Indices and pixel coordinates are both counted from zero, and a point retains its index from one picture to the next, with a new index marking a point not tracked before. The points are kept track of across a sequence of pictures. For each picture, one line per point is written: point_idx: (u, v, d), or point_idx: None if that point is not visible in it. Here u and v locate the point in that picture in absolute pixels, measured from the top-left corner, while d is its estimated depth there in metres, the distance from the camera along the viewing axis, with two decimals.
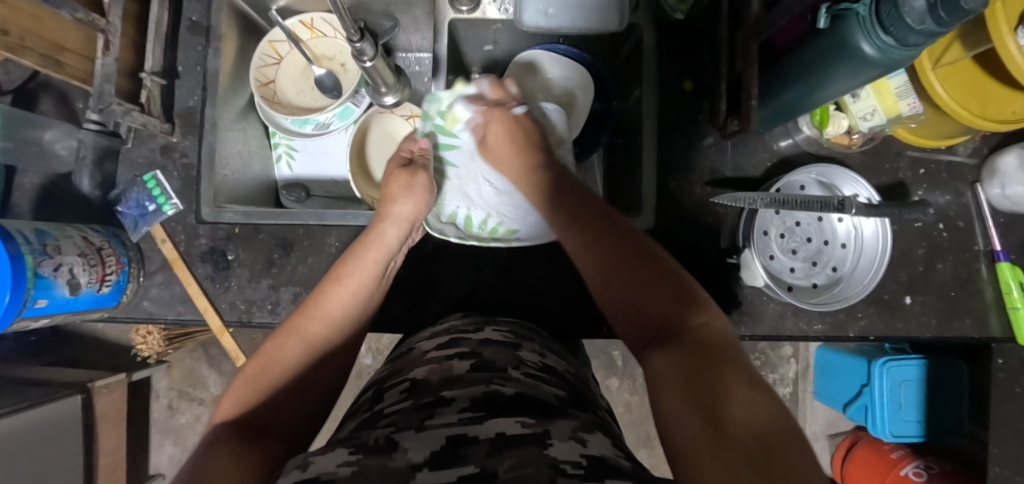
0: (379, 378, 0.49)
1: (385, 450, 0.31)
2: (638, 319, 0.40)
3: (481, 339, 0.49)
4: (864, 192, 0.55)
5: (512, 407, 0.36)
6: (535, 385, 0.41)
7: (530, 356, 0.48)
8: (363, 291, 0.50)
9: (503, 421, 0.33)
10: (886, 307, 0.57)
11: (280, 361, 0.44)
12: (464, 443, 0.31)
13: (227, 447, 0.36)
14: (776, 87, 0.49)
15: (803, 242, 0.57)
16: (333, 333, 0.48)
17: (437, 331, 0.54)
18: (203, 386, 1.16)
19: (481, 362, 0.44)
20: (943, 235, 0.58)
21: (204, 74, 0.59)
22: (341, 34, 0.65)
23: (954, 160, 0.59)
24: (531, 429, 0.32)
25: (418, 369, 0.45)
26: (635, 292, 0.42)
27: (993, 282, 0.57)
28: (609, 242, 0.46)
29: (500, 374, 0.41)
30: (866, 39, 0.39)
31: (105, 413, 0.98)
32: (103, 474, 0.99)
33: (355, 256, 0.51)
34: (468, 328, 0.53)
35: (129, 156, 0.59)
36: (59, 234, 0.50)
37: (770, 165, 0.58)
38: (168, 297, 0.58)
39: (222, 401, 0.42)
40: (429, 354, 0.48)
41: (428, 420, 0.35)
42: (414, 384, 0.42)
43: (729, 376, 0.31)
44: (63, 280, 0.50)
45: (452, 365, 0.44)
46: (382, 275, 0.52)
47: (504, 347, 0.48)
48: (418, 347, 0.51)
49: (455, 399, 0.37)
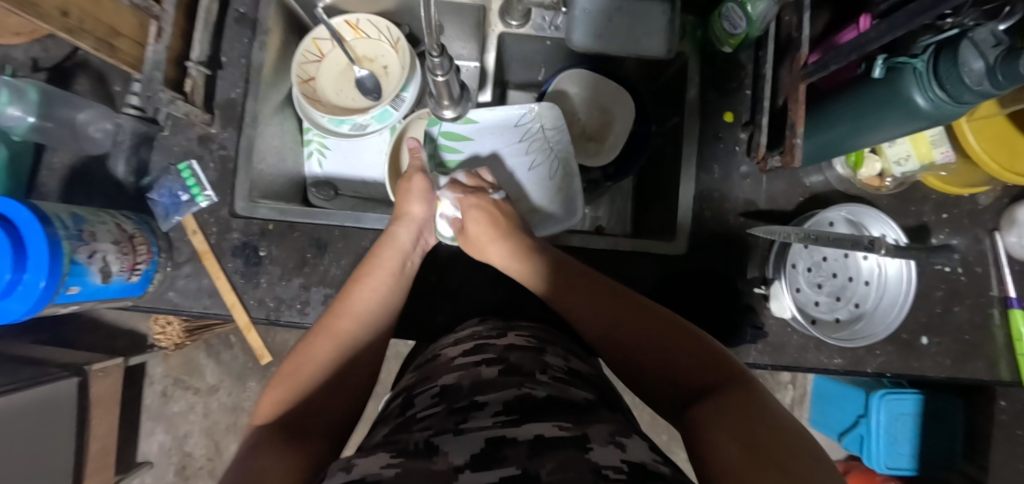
0: (408, 384, 0.46)
1: (425, 454, 0.29)
2: (656, 381, 0.39)
3: (507, 344, 0.46)
4: (892, 234, 0.57)
5: (550, 410, 0.34)
6: (565, 389, 0.39)
7: (556, 361, 0.45)
8: (383, 287, 0.50)
9: (540, 423, 0.31)
10: (903, 345, 0.59)
11: (312, 358, 0.44)
12: (503, 445, 0.29)
13: (269, 446, 0.35)
14: (824, 124, 0.50)
15: (828, 277, 0.59)
16: (362, 330, 0.47)
17: (460, 337, 0.52)
18: (200, 375, 1.15)
19: (512, 367, 0.41)
20: (962, 279, 0.60)
21: (248, 67, 0.58)
22: (385, 38, 0.64)
23: (975, 207, 0.61)
24: (569, 433, 0.30)
25: (447, 375, 0.42)
26: (648, 344, 0.40)
27: (1005, 327, 0.59)
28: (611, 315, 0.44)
29: (532, 379, 0.39)
30: (919, 91, 0.41)
31: (100, 397, 0.96)
32: (93, 459, 0.97)
33: (371, 258, 0.51)
34: (492, 333, 0.51)
35: (165, 143, 0.58)
36: (94, 220, 0.49)
37: (802, 200, 0.60)
38: (194, 289, 0.57)
39: (262, 402, 0.41)
40: (457, 359, 0.45)
41: (464, 424, 0.33)
42: (445, 389, 0.39)
43: (768, 422, 0.30)
44: (96, 267, 0.49)
45: (482, 371, 0.41)
46: (402, 273, 0.52)
47: (529, 352, 0.45)
48: (444, 353, 0.49)
49: (489, 403, 0.35)
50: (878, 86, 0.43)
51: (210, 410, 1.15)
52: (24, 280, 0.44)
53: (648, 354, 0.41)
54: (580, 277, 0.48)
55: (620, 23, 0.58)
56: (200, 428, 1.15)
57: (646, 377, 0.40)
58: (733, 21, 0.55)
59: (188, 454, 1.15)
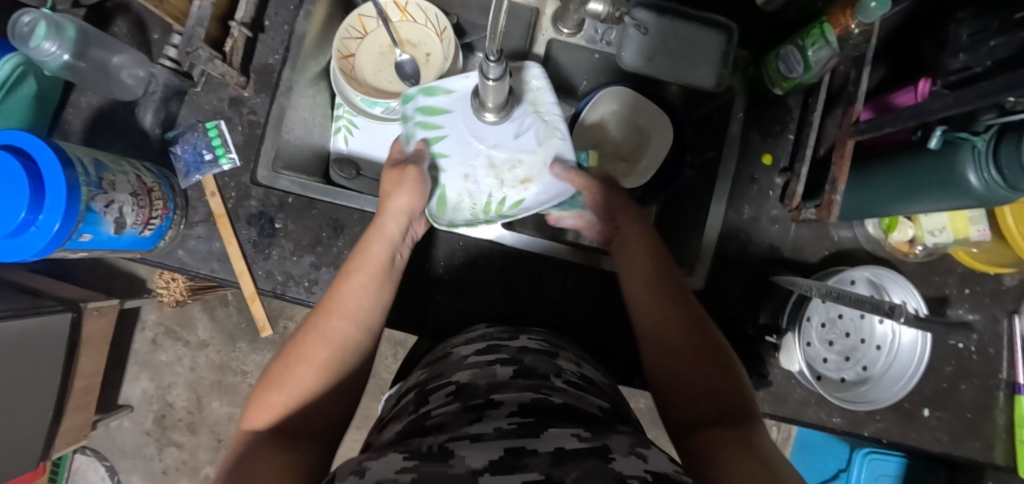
0: (419, 381, 0.43)
1: (441, 457, 0.30)
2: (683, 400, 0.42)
3: (521, 347, 0.45)
4: (912, 301, 0.56)
5: (563, 416, 0.34)
6: (581, 396, 0.38)
7: (569, 366, 0.44)
8: (374, 284, 0.46)
9: (559, 432, 0.31)
10: (904, 414, 0.58)
11: (302, 361, 0.41)
12: (523, 454, 0.29)
13: (271, 456, 0.35)
14: (870, 182, 0.48)
15: (841, 336, 0.58)
16: (355, 332, 0.44)
17: (471, 337, 0.49)
18: (192, 328, 1.15)
19: (526, 369, 0.40)
20: (973, 357, 0.59)
21: (290, 34, 0.57)
22: (431, 24, 0.63)
23: (999, 287, 0.60)
24: (589, 443, 0.30)
25: (460, 373, 0.41)
26: (689, 368, 0.43)
27: (1008, 412, 0.59)
28: (650, 311, 0.47)
29: (548, 384, 0.38)
30: (974, 170, 0.40)
31: (90, 336, 0.95)
32: (75, 397, 0.96)
33: (360, 250, 0.47)
34: (503, 335, 0.49)
35: (196, 100, 0.57)
36: (115, 169, 0.48)
37: (826, 254, 0.59)
38: (205, 251, 0.56)
39: (252, 406, 0.40)
40: (469, 358, 0.43)
41: (478, 425, 0.33)
42: (460, 388, 0.38)
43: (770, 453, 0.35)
44: (111, 218, 0.48)
45: (496, 371, 0.40)
46: (391, 267, 0.48)
47: (543, 355, 0.44)
48: (456, 351, 0.46)
49: (504, 403, 0.35)
50: (932, 156, 0.42)
51: (196, 364, 1.15)
52: (38, 222, 0.43)
53: (672, 352, 0.45)
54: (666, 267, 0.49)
55: (673, 46, 0.57)
56: (184, 381, 1.15)
57: (673, 389, 0.43)
58: (790, 64, 0.53)
59: (169, 404, 1.15)
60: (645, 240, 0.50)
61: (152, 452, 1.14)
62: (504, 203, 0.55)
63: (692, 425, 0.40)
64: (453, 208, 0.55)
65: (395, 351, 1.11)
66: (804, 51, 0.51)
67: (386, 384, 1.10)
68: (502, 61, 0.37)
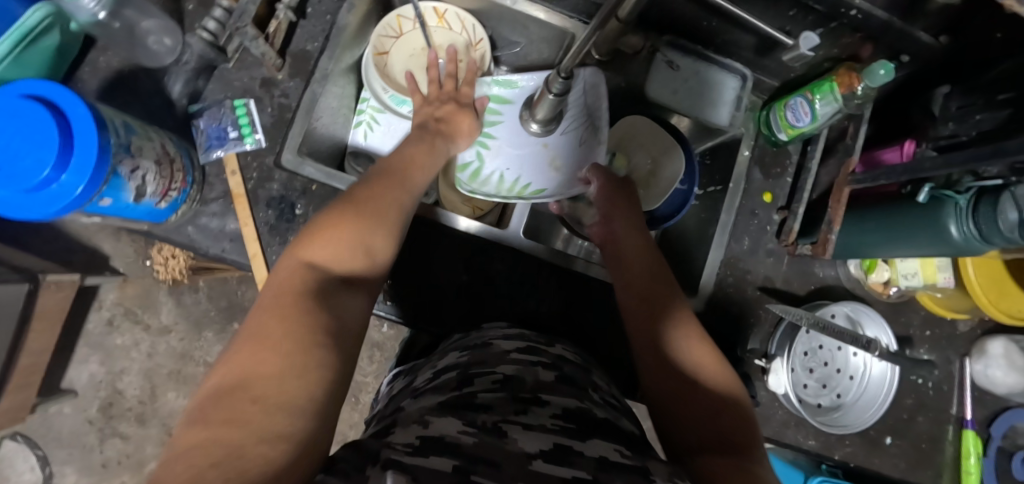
0: (459, 363, 0.43)
1: (494, 431, 0.30)
2: (686, 423, 0.42)
3: (558, 354, 0.47)
4: (884, 336, 0.62)
5: (601, 429, 0.35)
6: (616, 415, 0.40)
7: (601, 383, 0.46)
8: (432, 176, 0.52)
9: (602, 444, 0.32)
10: (869, 440, 0.64)
11: (369, 203, 0.43)
12: (569, 450, 0.30)
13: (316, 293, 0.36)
14: (864, 227, 0.54)
15: (820, 364, 0.63)
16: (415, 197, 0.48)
17: (509, 333, 0.50)
18: (155, 312, 1.08)
19: (566, 377, 0.42)
20: (930, 392, 0.66)
21: (332, 24, 0.58)
22: (467, 33, 0.66)
23: (954, 332, 0.67)
24: (631, 460, 0.31)
25: (505, 366, 0.42)
26: (685, 392, 0.43)
27: (955, 444, 0.65)
28: (651, 346, 0.48)
29: (588, 395, 0.40)
30: (956, 224, 0.45)
31: (45, 310, 0.88)
32: (19, 376, 0.88)
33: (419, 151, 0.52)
34: (540, 339, 0.50)
35: (226, 76, 0.56)
36: (142, 135, 0.47)
37: (812, 288, 0.64)
38: (217, 229, 0.55)
39: (308, 242, 0.39)
40: (512, 354, 0.44)
41: (527, 416, 0.33)
42: (507, 380, 0.39)
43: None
44: (134, 184, 0.46)
45: (539, 373, 0.41)
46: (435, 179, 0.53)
47: (579, 367, 0.46)
48: (497, 344, 0.47)
49: (550, 402, 0.36)
50: (921, 208, 0.48)
51: (155, 351, 1.08)
52: (60, 181, 0.40)
53: (674, 387, 0.44)
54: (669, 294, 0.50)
55: (694, 84, 0.61)
56: (139, 368, 1.08)
57: (673, 411, 0.43)
58: (796, 113, 0.58)
59: (119, 392, 1.07)
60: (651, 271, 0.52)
61: (92, 443, 1.06)
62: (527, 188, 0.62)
63: (692, 445, 0.40)
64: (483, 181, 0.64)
65: (372, 352, 1.08)
66: (812, 103, 0.56)
67: (361, 386, 1.08)
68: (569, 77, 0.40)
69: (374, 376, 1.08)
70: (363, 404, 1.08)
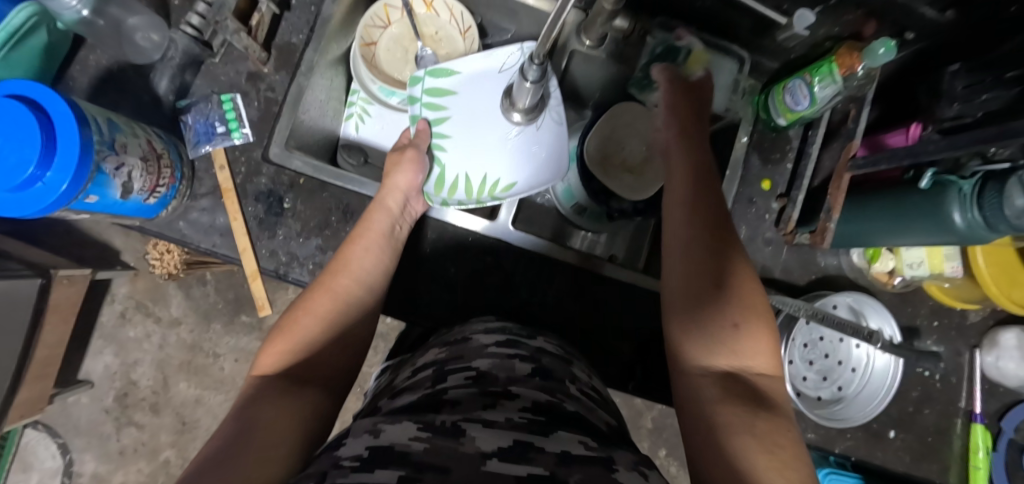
0: (437, 359, 0.43)
1: (453, 433, 0.30)
2: (708, 332, 0.42)
3: (539, 347, 0.46)
4: (888, 328, 0.60)
5: (572, 423, 0.35)
6: (592, 408, 0.39)
7: (582, 375, 0.45)
8: (377, 250, 0.50)
9: (567, 437, 0.32)
10: (871, 434, 0.62)
11: (311, 313, 0.44)
12: (531, 447, 0.30)
13: (270, 394, 0.36)
14: (863, 217, 0.52)
15: (821, 356, 0.62)
16: (358, 288, 0.48)
17: (491, 327, 0.50)
18: (164, 305, 1.11)
19: (543, 369, 0.42)
20: (937, 385, 0.63)
21: (316, 16, 0.58)
22: (455, 21, 0.64)
23: (963, 321, 0.65)
24: (595, 452, 0.31)
25: (480, 360, 0.41)
26: (710, 301, 0.43)
27: (963, 437, 0.63)
28: (684, 251, 0.45)
29: (563, 388, 0.40)
30: (959, 210, 0.43)
31: (58, 304, 0.90)
32: (36, 367, 0.91)
33: (364, 220, 0.51)
34: (522, 332, 0.50)
35: (211, 71, 0.56)
36: (128, 132, 0.47)
37: (813, 278, 0.62)
38: (208, 224, 0.55)
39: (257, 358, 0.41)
40: (490, 348, 0.44)
41: (491, 411, 0.33)
42: (480, 374, 0.39)
43: (785, 437, 0.34)
44: (119, 181, 0.47)
45: (515, 366, 0.41)
46: (393, 236, 0.52)
47: (560, 360, 0.45)
48: (476, 338, 0.47)
49: (520, 395, 0.36)
50: (922, 197, 0.46)
51: (166, 343, 1.11)
52: (44, 179, 0.41)
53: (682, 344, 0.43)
54: (713, 194, 0.47)
55: None
56: (151, 359, 1.10)
57: (695, 315, 0.43)
58: (796, 97, 0.56)
59: (133, 383, 1.10)
60: (695, 168, 0.49)
61: (110, 431, 1.09)
62: (496, 185, 0.51)
63: (693, 353, 0.42)
64: (450, 188, 0.53)
65: (375, 343, 1.10)
66: (811, 86, 0.53)
67: (364, 376, 1.09)
68: (543, 65, 0.39)
69: (377, 366, 1.10)
70: (367, 394, 1.09)
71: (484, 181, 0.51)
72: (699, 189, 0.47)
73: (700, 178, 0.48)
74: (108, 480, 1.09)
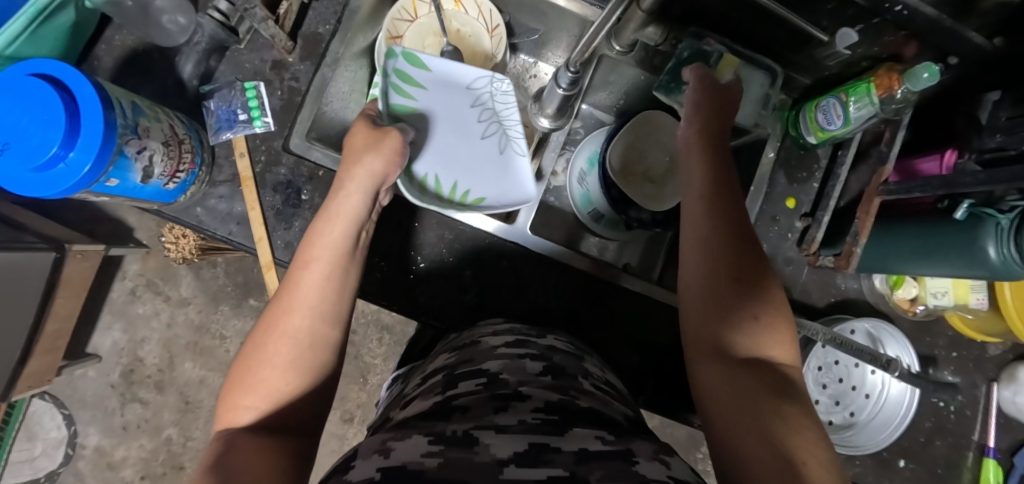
0: (447, 364, 0.43)
1: (465, 442, 0.30)
2: (727, 330, 0.40)
3: (549, 345, 0.46)
4: (906, 357, 0.59)
5: (586, 418, 0.34)
6: (607, 401, 0.39)
7: (594, 369, 0.45)
8: (337, 273, 0.39)
9: (582, 433, 0.32)
10: (880, 462, 0.61)
11: (265, 360, 0.36)
12: (548, 449, 0.29)
13: (241, 455, 0.32)
14: (890, 239, 0.51)
15: (834, 380, 0.61)
16: (317, 324, 0.38)
17: (499, 328, 0.49)
18: (174, 284, 1.12)
19: (555, 367, 0.41)
20: (950, 417, 0.62)
21: (344, 7, 0.57)
22: (482, 18, 0.63)
23: (982, 354, 0.64)
24: (613, 446, 0.31)
25: (491, 362, 0.41)
26: (731, 297, 0.41)
27: (974, 470, 0.62)
28: (700, 245, 0.43)
29: (575, 385, 0.39)
30: (994, 244, 0.42)
31: (71, 278, 0.91)
32: (46, 339, 0.92)
33: (318, 234, 0.41)
34: (531, 331, 0.49)
35: (237, 58, 0.56)
36: (151, 116, 0.47)
37: (832, 300, 0.61)
38: (225, 211, 0.55)
39: (223, 406, 0.35)
40: (500, 349, 0.43)
41: (503, 415, 0.33)
42: (491, 379, 0.38)
43: (806, 434, 0.32)
44: (140, 165, 0.46)
45: (527, 366, 0.41)
46: (356, 251, 0.42)
47: (571, 356, 0.45)
48: (484, 340, 0.46)
49: (531, 396, 0.36)
50: (953, 228, 0.45)
51: (173, 322, 1.11)
52: (68, 159, 0.41)
53: (701, 341, 0.40)
54: (732, 190, 0.46)
55: None
56: (159, 337, 1.11)
57: (713, 312, 0.41)
58: (829, 115, 0.54)
59: (139, 360, 1.11)
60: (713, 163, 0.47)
61: (114, 406, 1.10)
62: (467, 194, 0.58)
63: (710, 352, 0.40)
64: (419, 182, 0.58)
65: (381, 335, 1.10)
66: (846, 105, 0.52)
67: (368, 367, 1.10)
68: (578, 73, 0.40)
69: (381, 358, 1.10)
70: (370, 385, 1.10)
71: (455, 188, 0.58)
72: (717, 185, 0.46)
73: (719, 172, 0.47)
74: (110, 454, 1.10)
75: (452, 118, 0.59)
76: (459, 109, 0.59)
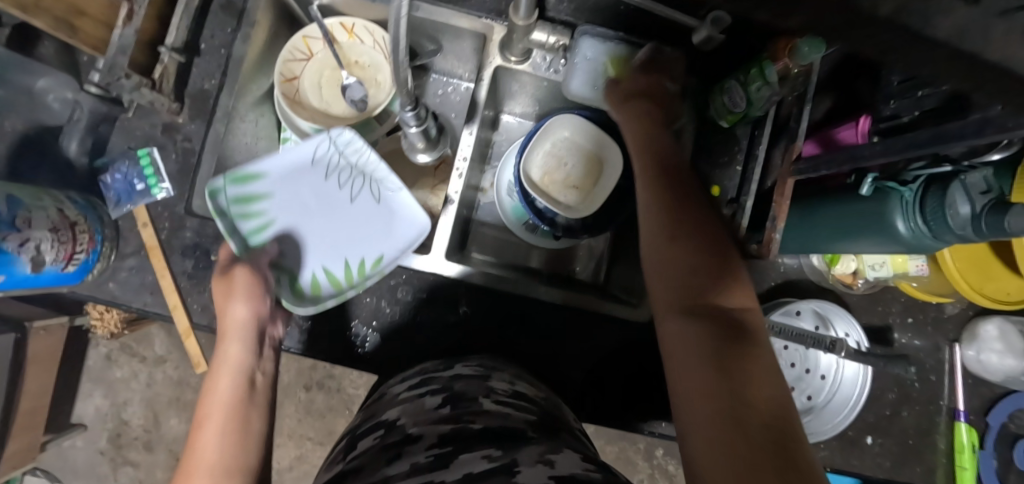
0: (353, 426, 0.43)
1: None
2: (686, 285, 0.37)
3: (454, 374, 0.44)
4: (854, 334, 0.57)
5: (484, 436, 0.34)
6: (510, 413, 0.38)
7: (502, 385, 0.43)
8: (235, 415, 0.42)
9: (469, 459, 0.32)
10: (847, 441, 0.58)
11: None
12: None
13: None
14: (810, 212, 0.48)
15: (787, 365, 0.59)
16: (220, 468, 0.39)
17: (408, 373, 0.47)
18: (148, 344, 1.12)
19: (455, 395, 0.40)
20: (916, 385, 0.60)
21: (227, 58, 0.56)
22: (379, 46, 0.62)
23: (940, 315, 0.61)
24: (497, 462, 0.31)
25: (390, 412, 0.40)
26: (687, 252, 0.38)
27: (948, 436, 0.60)
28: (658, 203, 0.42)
29: (474, 407, 0.38)
30: (901, 217, 0.40)
31: (37, 355, 0.91)
32: (22, 419, 0.92)
33: (206, 397, 0.43)
34: (439, 366, 0.47)
35: (126, 126, 0.54)
36: (32, 205, 0.48)
37: (775, 283, 0.59)
38: (137, 283, 0.54)
39: None
40: (402, 394, 0.42)
41: (396, 465, 0.33)
42: (388, 429, 0.37)
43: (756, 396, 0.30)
44: (26, 256, 0.48)
45: (424, 401, 0.39)
46: (251, 394, 0.44)
47: (475, 378, 0.43)
48: (390, 391, 0.45)
49: (424, 435, 0.35)
50: (865, 204, 0.42)
51: (153, 381, 1.12)
52: None
53: (661, 295, 0.38)
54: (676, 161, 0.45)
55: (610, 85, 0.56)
56: (140, 398, 1.11)
57: (666, 272, 0.39)
58: (733, 98, 0.52)
59: (125, 422, 1.11)
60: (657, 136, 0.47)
61: (107, 472, 1.11)
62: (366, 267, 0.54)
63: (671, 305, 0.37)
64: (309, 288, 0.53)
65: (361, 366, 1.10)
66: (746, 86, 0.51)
67: (352, 398, 1.09)
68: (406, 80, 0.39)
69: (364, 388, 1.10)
70: None
71: (350, 267, 0.54)
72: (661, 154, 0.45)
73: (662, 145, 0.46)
74: None
75: (313, 205, 0.55)
76: (321, 193, 0.55)
